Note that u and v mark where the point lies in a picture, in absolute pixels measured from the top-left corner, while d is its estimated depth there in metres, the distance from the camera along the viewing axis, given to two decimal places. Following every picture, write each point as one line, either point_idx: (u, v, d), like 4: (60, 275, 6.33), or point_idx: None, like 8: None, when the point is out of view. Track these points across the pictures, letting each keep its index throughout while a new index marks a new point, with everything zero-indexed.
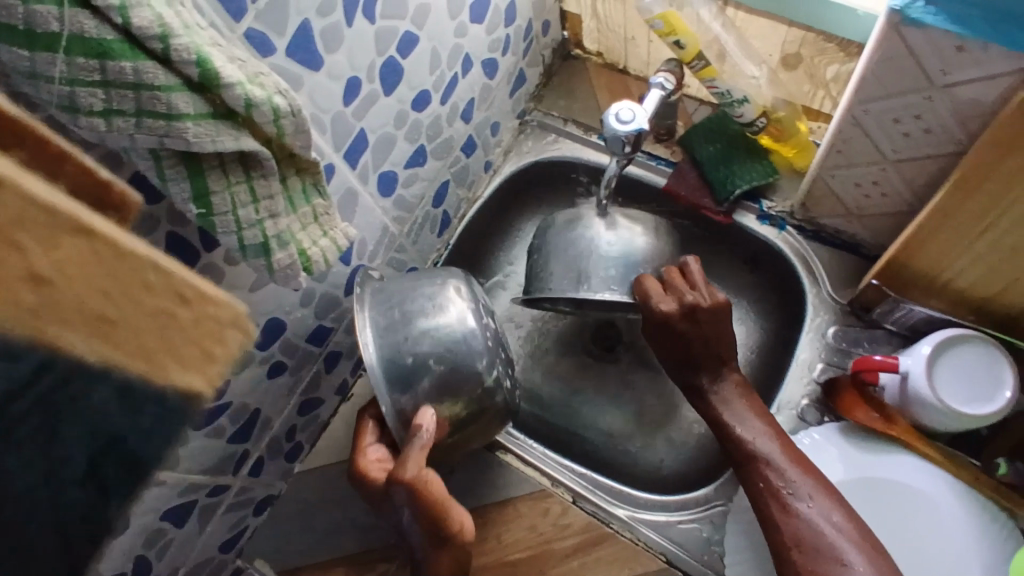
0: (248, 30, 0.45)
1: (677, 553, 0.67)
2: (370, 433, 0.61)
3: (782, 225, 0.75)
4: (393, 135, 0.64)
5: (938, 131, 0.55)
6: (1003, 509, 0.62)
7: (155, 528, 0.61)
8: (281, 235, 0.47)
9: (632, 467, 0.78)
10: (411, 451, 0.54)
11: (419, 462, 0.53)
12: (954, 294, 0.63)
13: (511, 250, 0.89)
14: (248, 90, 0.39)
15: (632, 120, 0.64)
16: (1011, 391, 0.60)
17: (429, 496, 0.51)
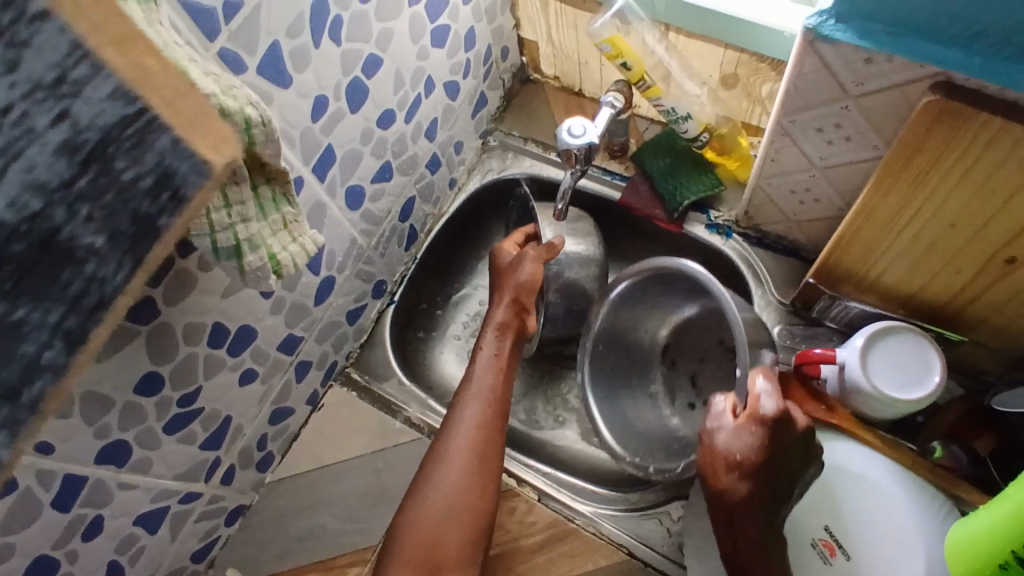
0: (222, 49, 0.49)
1: (649, 551, 0.70)
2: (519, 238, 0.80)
3: (729, 233, 0.81)
4: (359, 151, 0.68)
5: (857, 138, 0.61)
6: (939, 490, 0.65)
7: (127, 533, 0.62)
8: (252, 239, 0.50)
9: (594, 467, 0.82)
10: (532, 255, 0.75)
11: (533, 266, 0.75)
12: (882, 290, 0.69)
13: (481, 266, 0.95)
14: (223, 100, 0.42)
15: (583, 134, 0.69)
16: (939, 376, 0.64)
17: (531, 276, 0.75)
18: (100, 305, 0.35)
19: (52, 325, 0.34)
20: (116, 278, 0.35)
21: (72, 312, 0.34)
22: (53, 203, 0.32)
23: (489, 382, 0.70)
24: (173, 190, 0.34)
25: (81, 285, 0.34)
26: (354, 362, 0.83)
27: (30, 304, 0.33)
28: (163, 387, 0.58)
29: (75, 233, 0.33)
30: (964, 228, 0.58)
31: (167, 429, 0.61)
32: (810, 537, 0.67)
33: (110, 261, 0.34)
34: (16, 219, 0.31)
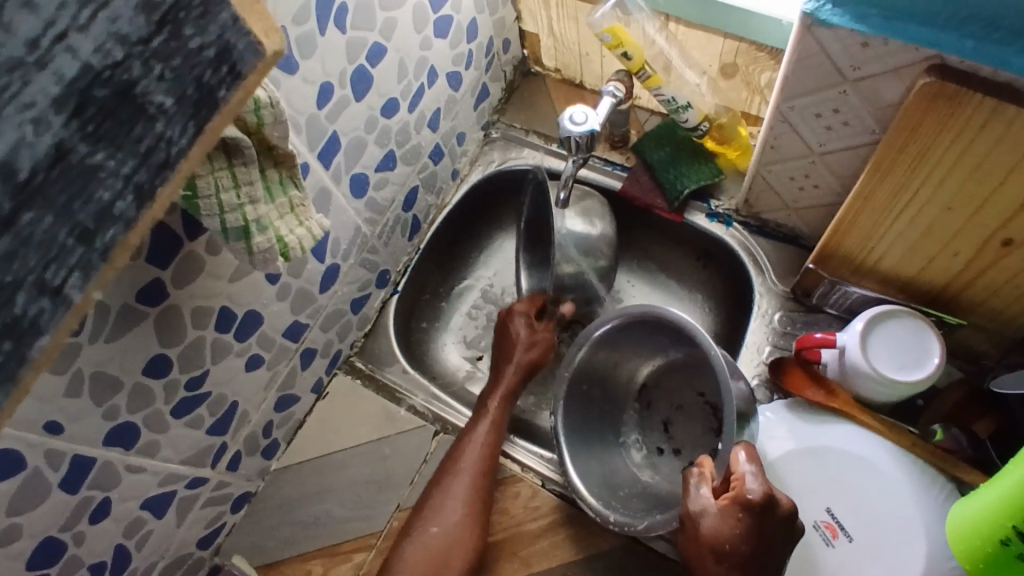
0: None
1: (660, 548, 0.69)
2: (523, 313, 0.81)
3: (729, 222, 0.82)
4: (364, 139, 0.69)
5: (855, 123, 0.62)
6: (939, 472, 0.66)
7: (134, 517, 0.62)
8: (260, 220, 0.51)
9: None
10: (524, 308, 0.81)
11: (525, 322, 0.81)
12: (881, 274, 0.70)
13: (485, 257, 0.96)
14: None
15: (585, 121, 0.70)
16: (938, 358, 0.65)
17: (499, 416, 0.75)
18: (168, 165, 0.33)
19: (125, 175, 0.32)
20: (182, 142, 0.33)
21: (146, 165, 0.32)
22: (131, 55, 0.30)
23: (488, 440, 0.72)
24: (231, 65, 0.33)
25: (153, 142, 0.32)
26: (358, 351, 0.84)
27: (107, 151, 0.31)
28: (171, 370, 0.58)
29: (148, 89, 0.31)
30: (959, 211, 0.59)
31: (175, 413, 0.61)
32: (812, 519, 0.67)
33: (178, 124, 0.33)
34: (101, 65, 0.30)
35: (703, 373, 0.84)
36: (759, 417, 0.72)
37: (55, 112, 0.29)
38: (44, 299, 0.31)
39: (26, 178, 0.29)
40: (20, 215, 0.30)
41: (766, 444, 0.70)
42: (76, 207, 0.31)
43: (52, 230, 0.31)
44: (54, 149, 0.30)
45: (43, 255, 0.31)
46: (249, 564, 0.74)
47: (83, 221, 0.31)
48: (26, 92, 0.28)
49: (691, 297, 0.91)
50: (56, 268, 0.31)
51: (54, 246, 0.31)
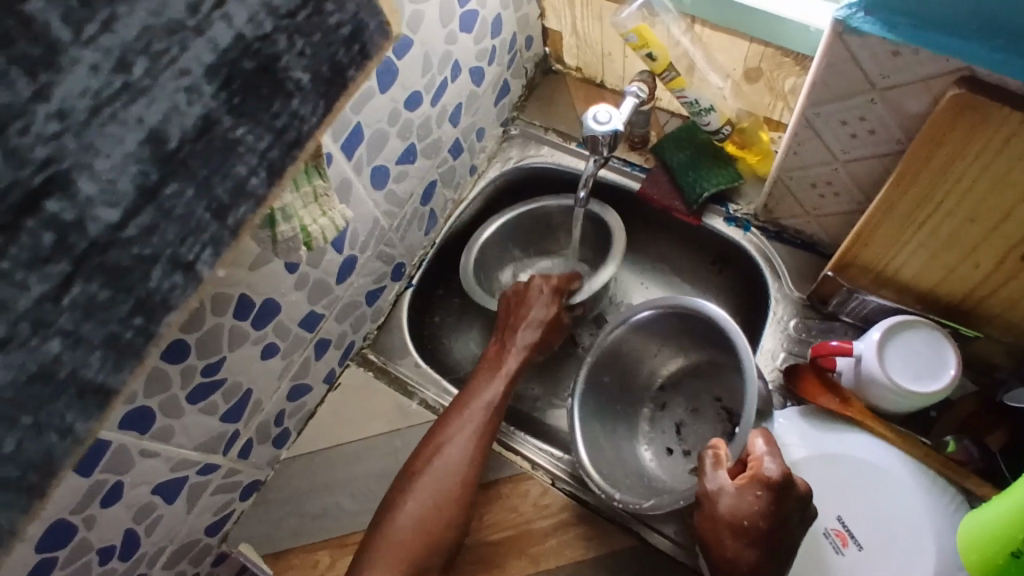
0: None
1: (655, 539, 0.70)
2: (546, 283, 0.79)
3: (747, 227, 0.82)
4: (385, 132, 0.68)
5: (881, 132, 0.62)
6: (951, 483, 0.66)
7: (145, 502, 0.62)
8: (285, 209, 0.51)
9: None
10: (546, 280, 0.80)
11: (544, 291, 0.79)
12: (899, 283, 0.69)
13: None
14: None
15: (608, 121, 0.70)
16: (954, 369, 0.65)
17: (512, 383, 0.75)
18: (297, 143, 0.40)
19: (261, 152, 0.38)
20: (312, 118, 0.40)
21: (279, 142, 0.38)
22: (279, 30, 0.35)
23: (490, 406, 0.72)
24: (362, 43, 0.39)
25: (287, 119, 0.38)
26: (371, 343, 0.84)
27: (246, 127, 0.36)
28: (188, 356, 0.58)
29: (289, 64, 0.37)
30: (982, 223, 0.58)
31: (190, 399, 0.61)
32: (822, 527, 0.67)
33: (309, 101, 0.39)
34: (253, 36, 0.34)
35: (719, 374, 0.84)
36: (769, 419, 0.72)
37: (207, 83, 0.34)
38: (176, 274, 0.37)
39: (175, 148, 0.34)
40: (164, 186, 0.34)
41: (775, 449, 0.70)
42: (215, 182, 0.36)
43: (192, 205, 0.36)
44: (203, 119, 0.34)
45: (182, 229, 0.36)
46: (256, 551, 0.75)
47: (222, 198, 0.37)
48: (183, 61, 0.32)
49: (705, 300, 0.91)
50: (191, 242, 0.37)
51: (192, 219, 0.37)
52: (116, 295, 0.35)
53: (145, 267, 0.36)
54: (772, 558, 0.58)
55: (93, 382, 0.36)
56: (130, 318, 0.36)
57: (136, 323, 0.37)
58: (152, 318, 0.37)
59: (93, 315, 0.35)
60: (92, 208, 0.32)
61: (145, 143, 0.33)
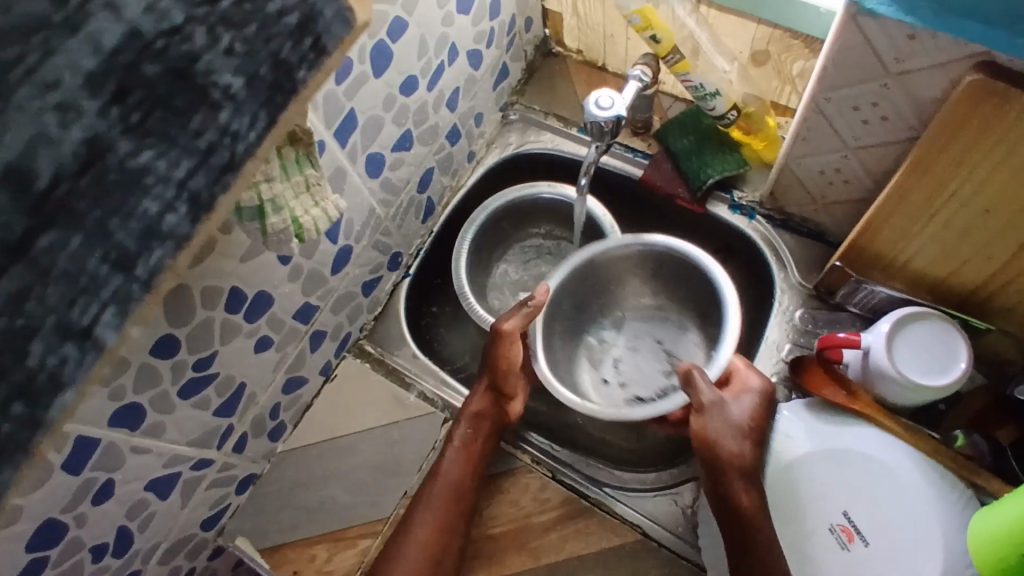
0: None
1: (652, 527, 0.69)
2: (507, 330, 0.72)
3: (752, 215, 0.80)
4: (381, 118, 0.66)
5: (894, 118, 0.60)
6: (959, 479, 0.65)
7: (138, 499, 0.61)
8: (275, 200, 0.49)
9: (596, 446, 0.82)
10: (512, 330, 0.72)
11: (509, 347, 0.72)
12: (910, 275, 0.68)
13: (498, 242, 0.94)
14: None
15: (611, 106, 0.68)
16: (965, 362, 0.63)
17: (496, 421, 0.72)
18: (229, 167, 0.35)
19: (178, 181, 0.34)
20: (248, 134, 0.35)
21: (202, 168, 0.34)
22: (194, 22, 0.32)
23: (453, 484, 0.68)
24: (316, 37, 0.36)
25: (214, 135, 0.34)
26: (368, 334, 0.82)
27: (154, 151, 0.33)
28: (179, 351, 0.57)
29: (212, 66, 0.33)
30: (998, 214, 0.57)
31: (181, 394, 0.60)
32: (828, 522, 0.66)
33: (244, 114, 0.35)
34: (155, 31, 0.31)
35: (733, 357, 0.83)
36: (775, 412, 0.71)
37: (89, 97, 0.30)
38: (69, 343, 0.33)
39: (48, 187, 0.30)
40: (37, 237, 0.31)
41: (781, 443, 0.69)
42: (115, 226, 0.33)
43: (80, 256, 0.32)
44: (87, 143, 0.31)
45: (74, 286, 0.32)
46: (253, 546, 0.74)
47: (124, 244, 0.33)
48: (47, 71, 0.30)
49: None
50: (84, 302, 0.33)
51: (85, 275, 0.33)
52: None
53: (20, 341, 0.32)
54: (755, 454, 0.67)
55: None
56: (7, 407, 0.33)
57: (13, 413, 0.33)
58: (38, 403, 0.34)
59: None
60: None
61: (1, 184, 0.29)
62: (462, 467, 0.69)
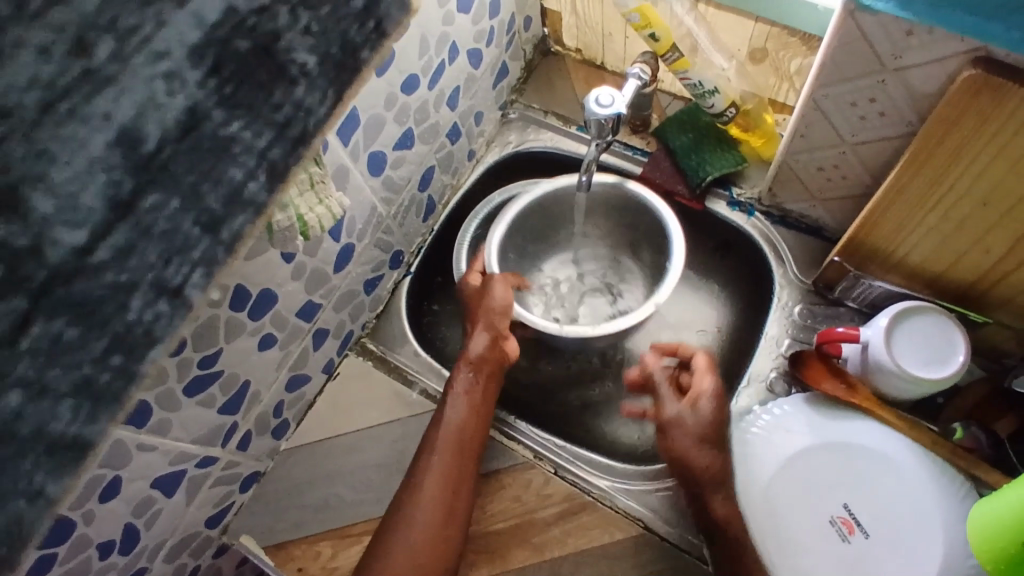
0: None
1: (657, 523, 0.70)
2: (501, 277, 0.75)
3: (751, 211, 0.81)
4: (383, 116, 0.67)
5: (891, 113, 0.60)
6: (960, 472, 0.65)
7: (143, 497, 0.61)
8: (282, 198, 0.49)
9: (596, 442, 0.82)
10: (500, 279, 0.75)
11: (505, 290, 0.74)
12: (908, 269, 0.68)
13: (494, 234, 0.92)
14: None
15: (611, 104, 0.68)
16: (964, 354, 0.64)
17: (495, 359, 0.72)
18: (302, 139, 0.40)
19: (261, 151, 0.39)
20: (318, 108, 0.40)
21: (280, 139, 0.39)
22: (279, 3, 0.36)
23: (462, 427, 0.68)
24: (376, 20, 0.40)
25: (291, 109, 0.39)
26: (370, 332, 0.83)
27: (242, 122, 0.37)
28: (185, 349, 0.57)
29: (292, 44, 0.38)
30: (995, 206, 0.57)
31: (186, 392, 0.60)
32: (830, 514, 0.66)
33: (315, 89, 0.39)
34: (246, 8, 0.35)
35: (733, 351, 0.84)
36: (777, 405, 0.71)
37: (191, 67, 0.35)
38: (162, 300, 0.38)
39: (155, 149, 0.35)
40: (143, 198, 0.35)
41: (783, 434, 0.69)
42: (206, 191, 0.37)
43: (178, 222, 0.37)
44: (188, 110, 0.35)
45: (171, 246, 0.37)
46: (257, 544, 0.74)
47: (215, 209, 0.38)
48: (159, 40, 0.33)
49: (707, 287, 0.88)
50: (177, 263, 0.38)
51: (179, 235, 0.37)
52: (89, 333, 0.36)
53: (124, 294, 0.36)
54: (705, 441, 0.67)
55: (66, 435, 0.37)
56: (106, 358, 0.37)
57: (113, 364, 0.38)
58: (132, 354, 0.38)
59: (58, 359, 0.36)
60: (57, 229, 0.33)
61: (116, 144, 0.33)
62: (470, 410, 0.70)
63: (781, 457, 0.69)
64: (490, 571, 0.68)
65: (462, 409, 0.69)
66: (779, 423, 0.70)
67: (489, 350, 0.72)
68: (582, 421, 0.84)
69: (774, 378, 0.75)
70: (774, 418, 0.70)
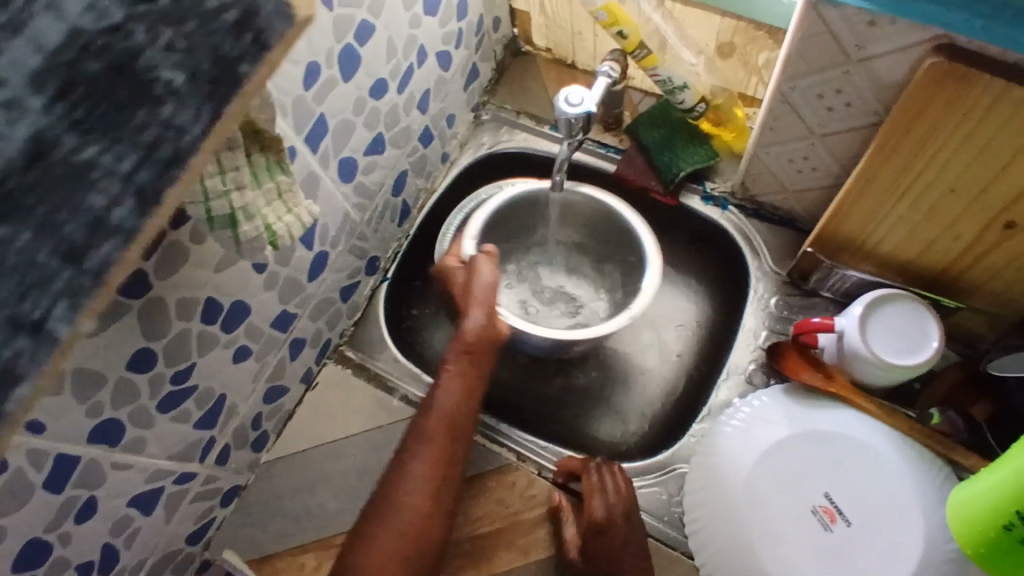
0: None
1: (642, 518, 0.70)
2: (490, 258, 0.72)
3: (725, 205, 0.81)
4: (352, 121, 0.66)
5: (858, 104, 0.61)
6: (937, 456, 0.67)
7: (121, 515, 0.60)
8: (246, 208, 0.48)
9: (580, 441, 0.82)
10: (488, 259, 0.71)
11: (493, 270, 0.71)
12: (880, 257, 0.69)
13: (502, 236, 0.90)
14: None
15: (581, 103, 0.68)
16: (937, 341, 0.65)
17: (491, 336, 0.70)
18: (175, 162, 0.33)
19: (125, 174, 0.32)
20: (192, 129, 0.33)
21: (148, 160, 0.32)
22: (134, 21, 0.33)
23: (454, 410, 0.67)
24: (256, 32, 0.34)
25: (158, 130, 0.33)
26: (348, 339, 0.82)
27: (97, 147, 0.32)
28: (156, 364, 0.56)
29: (154, 62, 0.33)
30: (963, 193, 0.58)
31: (160, 408, 0.59)
32: (811, 504, 0.67)
33: (187, 107, 0.33)
34: (94, 29, 0.32)
35: (714, 344, 0.84)
36: (755, 398, 0.72)
37: (33, 94, 0.31)
38: (19, 339, 0.30)
39: None
40: None
41: (762, 423, 0.70)
42: (63, 220, 0.31)
43: (34, 252, 0.31)
44: (33, 140, 0.31)
45: (22, 280, 0.31)
46: (240, 559, 0.73)
47: (74, 237, 0.31)
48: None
49: (683, 283, 0.88)
50: (34, 296, 0.31)
51: (34, 268, 0.31)
52: None
53: None
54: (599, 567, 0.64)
55: None
56: None
57: None
58: None
59: None
60: None
61: None
62: (463, 391, 0.68)
63: (760, 446, 0.69)
64: None
65: (455, 392, 0.67)
66: (757, 414, 0.70)
67: (486, 329, 0.69)
68: (565, 419, 0.84)
69: (753, 370, 0.75)
70: (753, 409, 0.71)
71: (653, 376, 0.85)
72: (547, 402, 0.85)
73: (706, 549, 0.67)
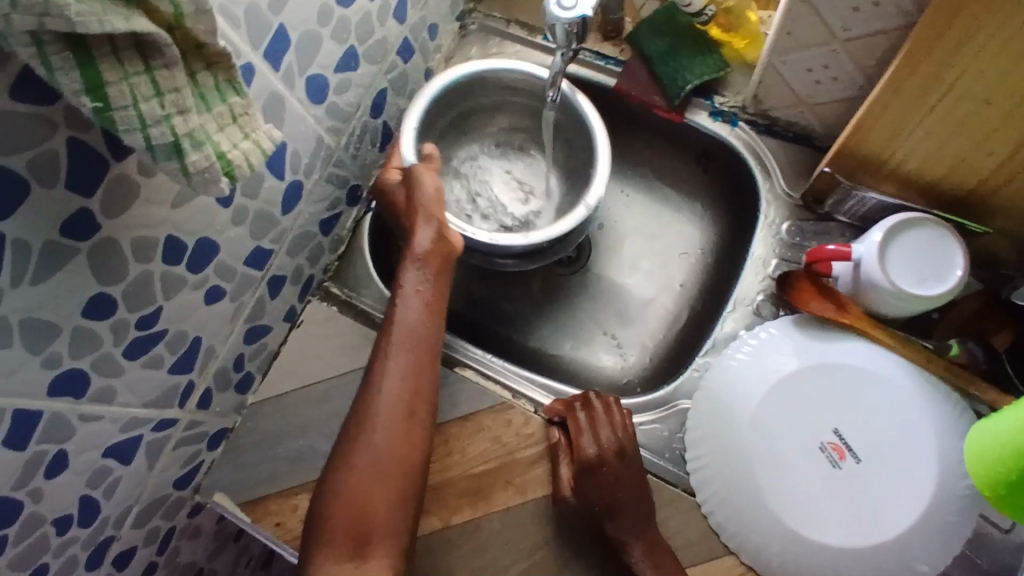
0: None
1: (642, 455, 0.67)
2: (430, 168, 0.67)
3: (734, 121, 0.74)
4: (317, 34, 0.59)
5: (887, 3, 0.53)
6: (954, 389, 0.63)
7: (97, 467, 0.58)
8: (193, 135, 0.42)
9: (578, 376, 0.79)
10: (429, 171, 0.67)
11: (434, 180, 0.67)
12: (903, 176, 0.63)
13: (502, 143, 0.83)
14: None
15: (574, 5, 0.60)
16: (962, 269, 0.60)
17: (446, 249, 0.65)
18: None
19: None
20: None
21: None
22: None
23: (415, 327, 0.62)
24: None
25: None
26: (333, 274, 0.78)
27: None
28: (117, 310, 0.52)
29: None
30: (1000, 104, 0.51)
31: (128, 355, 0.55)
32: (819, 441, 0.64)
33: None
34: None
35: (719, 272, 0.79)
36: (762, 329, 0.68)
37: None
38: None
39: None
40: None
41: (765, 352, 0.67)
42: None
43: None
44: None
45: None
46: (231, 502, 0.71)
47: None
48: None
49: (690, 207, 0.83)
50: None
51: None
52: None
53: None
54: (593, 506, 0.62)
55: None
56: None
57: None
58: None
59: None
60: None
61: None
62: (420, 310, 0.63)
63: (765, 374, 0.66)
64: (472, 514, 0.66)
65: (415, 310, 0.62)
66: (760, 342, 0.67)
67: (435, 244, 0.65)
68: (563, 352, 0.80)
69: (761, 300, 0.71)
70: (758, 340, 0.68)
71: (654, 306, 0.81)
72: (544, 335, 0.82)
73: (709, 486, 0.64)
